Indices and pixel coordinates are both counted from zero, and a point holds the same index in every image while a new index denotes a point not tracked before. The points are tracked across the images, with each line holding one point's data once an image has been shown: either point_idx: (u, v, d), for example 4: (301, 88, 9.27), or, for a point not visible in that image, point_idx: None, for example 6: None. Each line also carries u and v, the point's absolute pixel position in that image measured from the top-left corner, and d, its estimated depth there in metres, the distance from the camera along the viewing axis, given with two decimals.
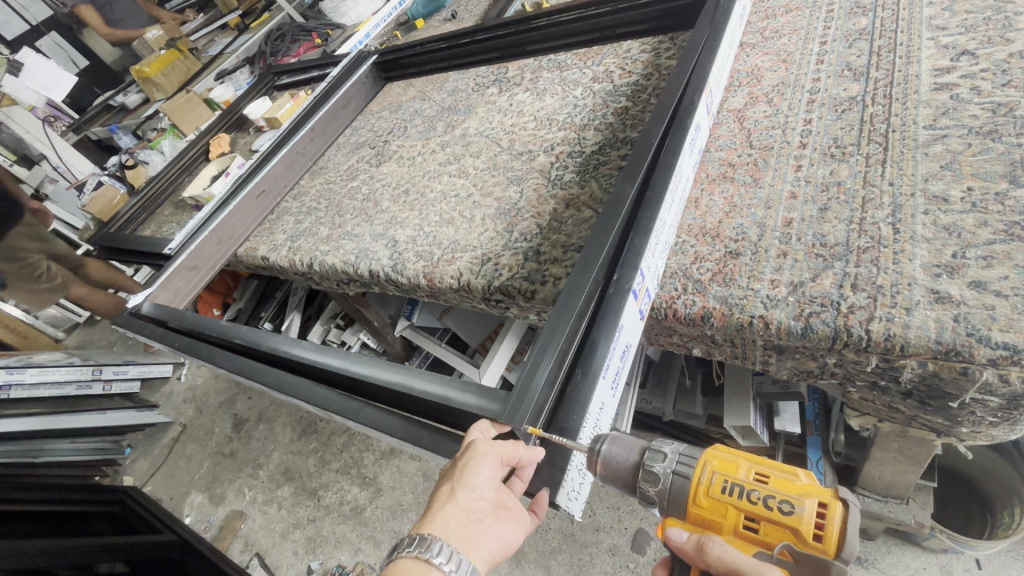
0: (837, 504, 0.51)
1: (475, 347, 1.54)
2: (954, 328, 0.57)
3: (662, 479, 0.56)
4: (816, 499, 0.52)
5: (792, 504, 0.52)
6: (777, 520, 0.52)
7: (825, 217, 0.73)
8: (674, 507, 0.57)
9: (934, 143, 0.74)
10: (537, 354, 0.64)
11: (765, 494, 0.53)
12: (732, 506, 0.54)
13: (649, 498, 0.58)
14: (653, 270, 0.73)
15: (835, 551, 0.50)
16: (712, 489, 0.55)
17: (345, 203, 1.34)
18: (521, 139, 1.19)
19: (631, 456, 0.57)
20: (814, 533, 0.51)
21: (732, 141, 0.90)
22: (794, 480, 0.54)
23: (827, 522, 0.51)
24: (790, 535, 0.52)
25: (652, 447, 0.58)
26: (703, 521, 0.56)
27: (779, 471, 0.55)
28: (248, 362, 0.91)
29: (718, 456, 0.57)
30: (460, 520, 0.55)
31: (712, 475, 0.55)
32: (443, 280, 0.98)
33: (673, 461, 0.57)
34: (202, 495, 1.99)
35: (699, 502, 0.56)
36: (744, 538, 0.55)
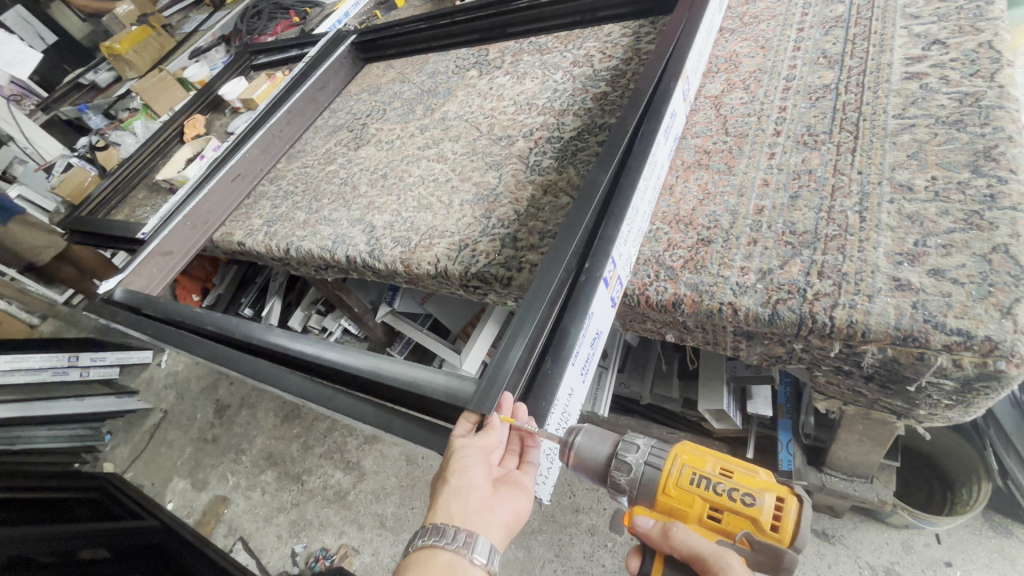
0: (792, 498, 0.53)
1: (457, 333, 1.55)
2: (912, 314, 0.59)
3: (634, 469, 0.56)
4: (775, 493, 0.54)
5: (753, 497, 0.54)
6: (739, 511, 0.53)
7: (795, 205, 0.74)
8: (642, 498, 0.58)
9: (902, 132, 0.75)
10: (508, 341, 0.64)
11: (729, 486, 0.54)
12: (699, 497, 0.55)
13: (619, 487, 0.57)
14: (625, 257, 0.73)
15: (789, 540, 0.53)
16: (682, 481, 0.55)
17: (323, 187, 1.32)
18: (500, 123, 1.17)
19: (604, 448, 0.58)
20: (771, 524, 0.53)
21: (708, 128, 0.91)
22: (756, 475, 0.56)
23: (783, 514, 0.53)
24: (751, 525, 0.53)
25: (625, 439, 0.58)
26: (670, 510, 0.57)
27: (742, 467, 0.57)
28: (220, 349, 0.91)
29: (687, 449, 0.58)
30: (459, 502, 0.53)
31: (681, 467, 0.56)
32: (420, 266, 0.98)
33: (645, 453, 0.57)
34: (184, 481, 1.99)
35: (668, 492, 0.56)
36: (708, 528, 0.56)
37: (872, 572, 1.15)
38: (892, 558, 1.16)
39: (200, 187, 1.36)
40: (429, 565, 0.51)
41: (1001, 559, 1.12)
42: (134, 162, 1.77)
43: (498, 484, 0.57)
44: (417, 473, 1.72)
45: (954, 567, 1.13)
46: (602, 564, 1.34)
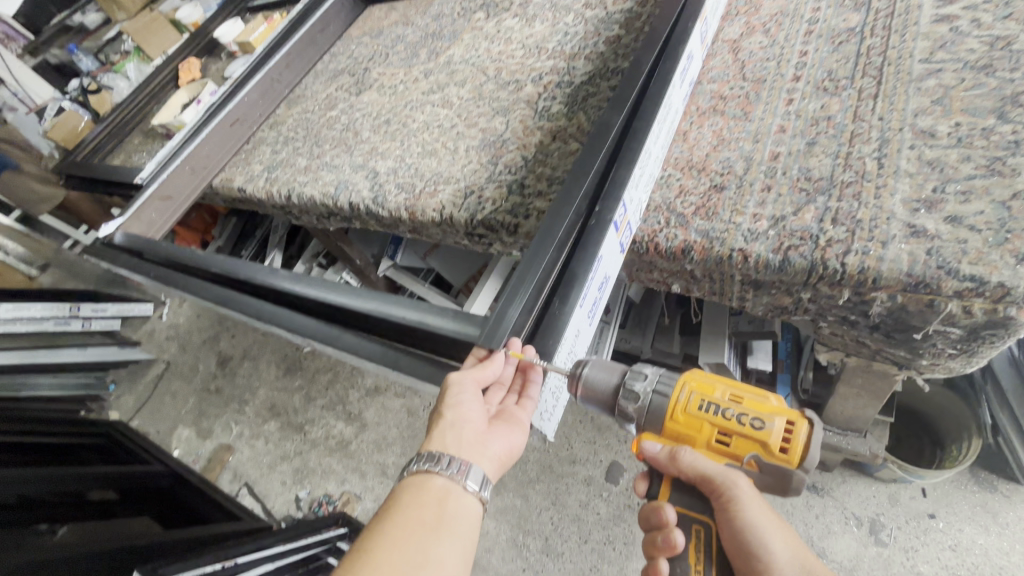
0: (803, 422, 0.54)
1: (460, 288, 1.52)
2: (926, 261, 0.58)
3: (642, 397, 0.57)
4: (785, 417, 0.55)
5: (763, 421, 0.55)
6: (748, 434, 0.55)
7: (812, 151, 0.72)
8: (650, 424, 0.59)
9: (927, 77, 0.72)
10: (515, 283, 0.64)
11: (738, 411, 0.56)
12: (707, 423, 0.57)
13: (627, 416, 0.58)
14: (636, 202, 0.72)
15: (798, 461, 0.54)
16: (690, 406, 0.57)
17: (324, 133, 1.29)
18: (508, 68, 1.13)
19: (612, 377, 0.58)
20: (781, 446, 0.54)
21: (724, 73, 0.87)
22: (765, 401, 0.56)
23: (793, 437, 0.54)
24: (760, 448, 0.55)
25: (633, 369, 0.59)
26: (678, 436, 0.59)
27: (752, 394, 0.57)
28: (222, 291, 0.91)
29: (696, 378, 0.59)
30: (454, 433, 0.55)
31: (690, 394, 0.57)
32: (425, 213, 0.97)
33: (653, 381, 0.58)
34: (189, 429, 2.03)
35: (676, 418, 0.57)
36: (716, 452, 0.58)
37: (858, 522, 1.19)
38: (878, 509, 1.19)
39: (197, 131, 1.32)
40: (423, 489, 0.53)
41: (983, 512, 1.16)
42: (129, 107, 1.71)
43: (494, 419, 0.58)
44: (418, 424, 1.75)
45: (937, 518, 1.17)
46: (597, 512, 1.38)
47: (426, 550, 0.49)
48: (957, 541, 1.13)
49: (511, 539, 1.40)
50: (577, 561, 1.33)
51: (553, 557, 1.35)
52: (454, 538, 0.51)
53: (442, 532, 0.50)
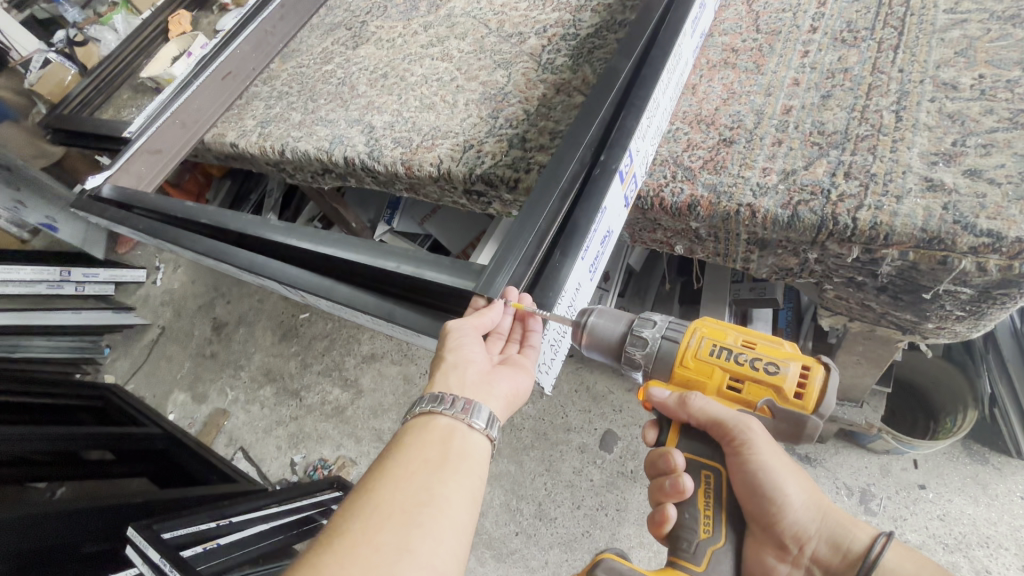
0: (819, 367, 0.55)
1: (456, 254, 1.47)
2: (941, 216, 0.56)
3: (650, 342, 0.57)
4: (800, 363, 0.55)
5: (777, 366, 0.55)
6: (762, 379, 0.55)
7: (826, 104, 0.69)
8: (658, 371, 0.59)
9: (951, 28, 0.69)
10: (515, 233, 0.62)
11: (751, 356, 0.56)
12: (719, 368, 0.57)
13: (634, 363, 0.58)
14: (642, 155, 0.69)
15: (813, 406, 0.54)
16: (700, 352, 0.57)
17: (319, 87, 1.24)
18: (511, 20, 1.08)
19: (618, 327, 0.58)
20: (796, 391, 0.55)
21: (737, 25, 0.83)
22: (779, 347, 0.56)
23: (808, 382, 0.54)
24: (773, 393, 0.55)
25: (641, 317, 0.59)
26: (688, 383, 0.59)
27: (766, 340, 0.57)
28: (213, 244, 0.89)
29: (706, 325, 0.59)
30: (457, 374, 0.53)
31: (700, 340, 0.57)
32: (422, 168, 0.93)
33: (662, 328, 0.58)
34: (184, 393, 2.02)
35: (686, 364, 0.58)
36: (727, 399, 0.59)
37: (849, 491, 1.20)
38: (869, 480, 1.20)
39: (187, 85, 1.27)
40: (427, 430, 0.51)
41: (974, 484, 1.16)
42: (115, 59, 1.64)
43: (498, 364, 0.57)
44: (413, 391, 1.75)
45: (927, 489, 1.17)
46: (590, 479, 1.39)
47: (430, 488, 0.47)
48: (946, 511, 1.14)
49: (504, 504, 1.41)
50: (569, 526, 1.34)
51: (546, 522, 1.36)
52: (460, 476, 0.48)
53: (447, 469, 0.48)
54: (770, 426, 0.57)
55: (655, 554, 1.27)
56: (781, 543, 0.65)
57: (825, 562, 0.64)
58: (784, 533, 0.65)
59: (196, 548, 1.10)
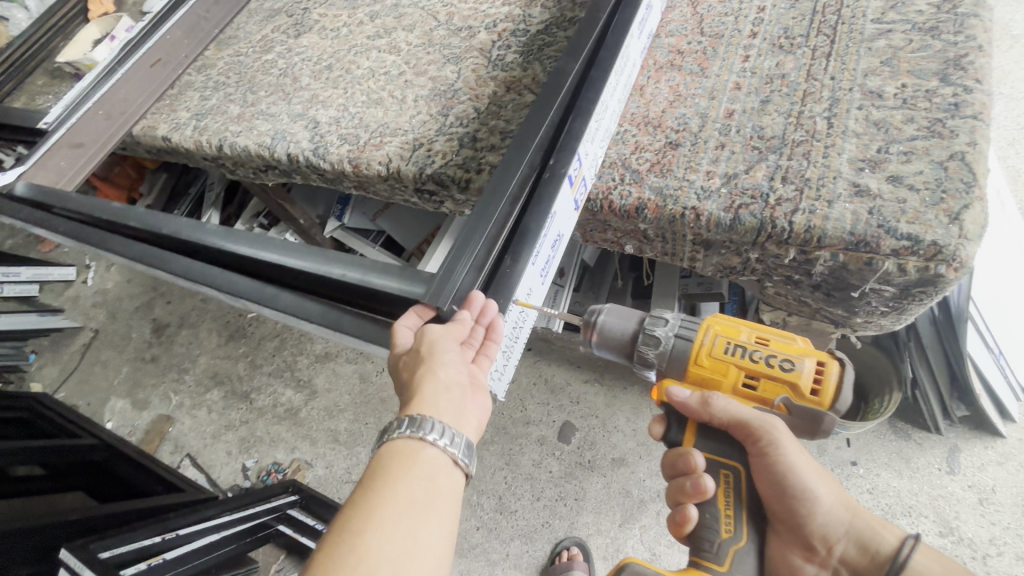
0: (834, 362, 0.59)
1: (411, 251, 1.44)
2: (867, 220, 0.60)
3: (662, 342, 0.62)
4: (815, 360, 0.59)
5: (793, 363, 0.59)
6: (777, 376, 0.60)
7: (765, 109, 0.71)
8: (673, 369, 0.64)
9: (878, 38, 0.72)
10: (464, 239, 0.60)
11: (766, 354, 0.60)
12: (733, 365, 0.62)
13: (647, 361, 0.64)
14: (591, 157, 0.70)
15: (830, 403, 0.59)
16: (715, 350, 0.62)
17: (259, 78, 1.18)
18: (460, 13, 1.06)
19: (628, 326, 0.64)
20: (811, 388, 0.59)
21: (683, 27, 0.84)
22: (792, 343, 0.61)
23: (824, 379, 0.59)
24: (789, 390, 0.60)
25: (653, 316, 0.64)
26: (703, 381, 0.64)
27: (780, 336, 0.62)
28: (145, 249, 0.83)
29: (719, 322, 0.63)
30: (448, 397, 0.49)
31: (715, 337, 0.62)
32: (370, 166, 0.91)
33: (674, 327, 0.63)
34: (123, 400, 1.90)
35: (700, 363, 0.62)
36: (743, 395, 0.64)
37: None
38: None
39: (112, 71, 1.16)
40: (411, 463, 0.47)
41: (898, 459, 1.26)
42: (27, 41, 1.49)
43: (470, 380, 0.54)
44: (370, 390, 1.72)
45: (858, 465, 1.26)
46: (549, 471, 1.41)
47: (415, 536, 0.44)
48: (874, 485, 1.23)
49: (464, 500, 1.41)
50: (529, 517, 1.36)
51: (506, 515, 1.37)
52: (441, 519, 0.46)
53: (432, 514, 0.46)
54: (788, 422, 0.62)
55: (612, 540, 1.31)
56: (808, 545, 0.67)
57: (855, 565, 0.67)
58: (813, 536, 0.67)
59: (139, 565, 1.04)
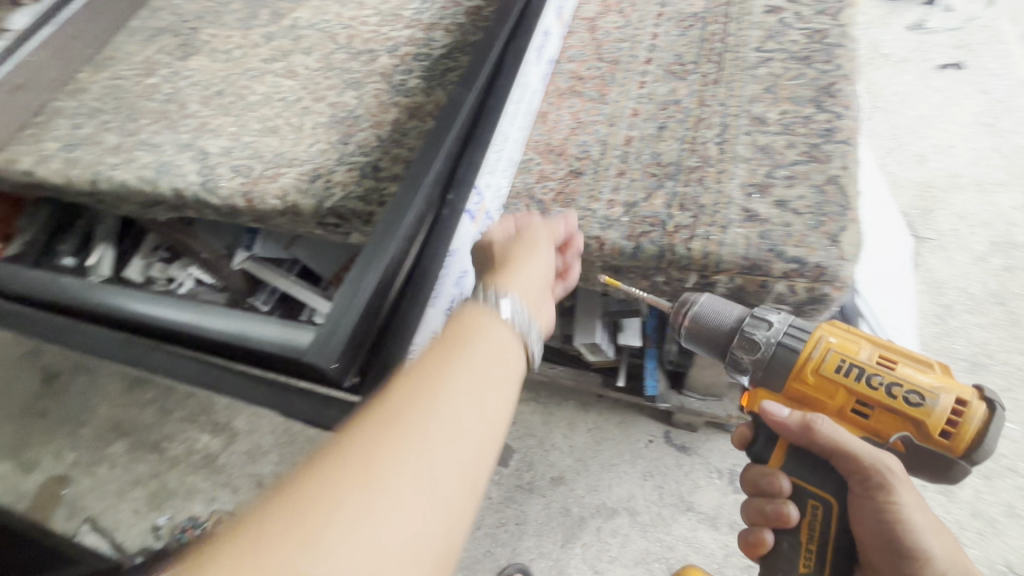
0: (976, 404, 0.54)
1: (329, 279, 1.35)
2: (758, 244, 0.62)
3: (761, 347, 0.59)
4: (955, 397, 0.55)
5: (924, 398, 0.54)
6: (899, 409, 0.55)
7: (662, 135, 0.73)
8: (770, 376, 0.60)
9: (760, 66, 0.76)
10: (354, 285, 0.55)
11: (891, 382, 0.55)
12: (845, 387, 0.57)
13: (741, 365, 0.61)
14: (492, 189, 0.68)
15: (962, 450, 0.54)
16: (824, 366, 0.57)
17: (140, 104, 1.07)
18: (361, 35, 1.01)
19: (727, 322, 0.62)
20: (943, 428, 0.54)
21: (582, 53, 0.85)
22: (930, 372, 0.56)
23: (962, 421, 0.54)
24: (912, 428, 0.55)
25: (755, 318, 0.60)
26: (806, 397, 0.60)
27: (909, 360, 0.57)
28: (12, 307, 0.76)
29: (835, 332, 0.59)
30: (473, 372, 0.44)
31: (827, 352, 0.57)
32: (264, 201, 0.84)
33: (778, 331, 0.59)
34: (5, 463, 1.67)
35: (806, 377, 0.58)
36: (851, 423, 0.59)
37: (719, 474, 1.31)
38: (735, 461, 1.32)
39: None
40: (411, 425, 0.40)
41: None
42: None
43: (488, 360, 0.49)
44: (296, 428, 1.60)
45: None
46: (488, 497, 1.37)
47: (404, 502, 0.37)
48: None
49: None
50: (470, 548, 1.32)
51: None
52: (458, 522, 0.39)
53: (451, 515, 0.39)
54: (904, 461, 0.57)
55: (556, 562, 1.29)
56: None
57: None
58: None
59: None
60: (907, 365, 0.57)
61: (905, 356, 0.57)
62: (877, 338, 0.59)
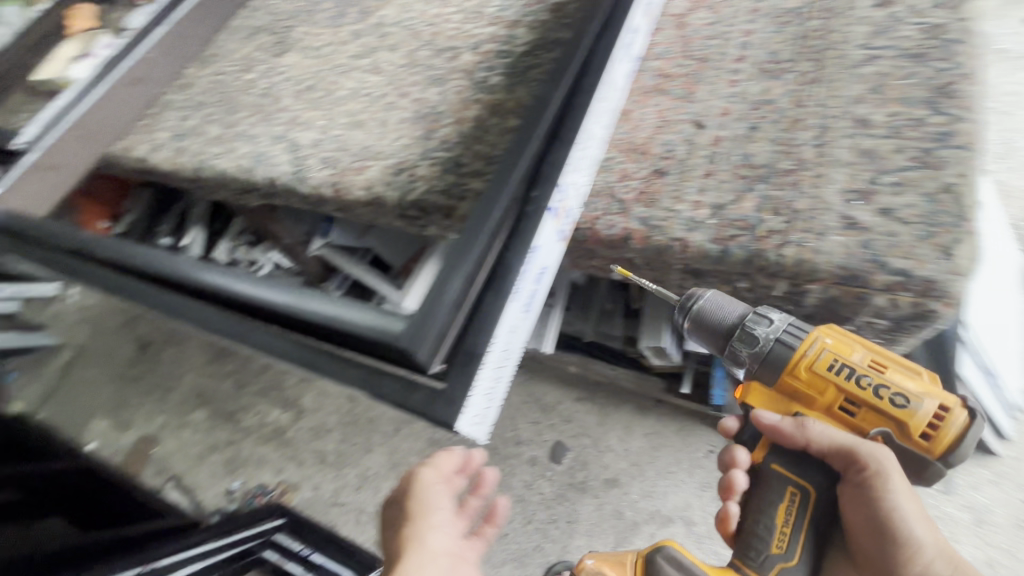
0: (958, 412, 0.59)
1: (398, 269, 1.41)
2: (859, 254, 0.58)
3: (760, 343, 0.64)
4: (940, 404, 0.59)
5: (909, 402, 0.60)
6: (886, 410, 0.61)
7: (753, 136, 0.70)
8: (764, 370, 0.66)
9: (866, 63, 0.71)
10: (443, 278, 0.58)
11: (881, 384, 0.61)
12: (835, 384, 0.63)
13: (738, 358, 0.66)
14: (576, 186, 0.67)
15: (939, 453, 0.60)
16: (819, 364, 0.63)
17: (239, 98, 1.16)
18: (445, 33, 1.04)
19: (729, 318, 0.66)
20: (923, 431, 0.60)
21: (669, 50, 0.83)
22: (919, 378, 0.61)
23: (943, 427, 0.59)
24: (892, 426, 0.61)
25: (756, 316, 0.65)
26: (801, 391, 0.65)
27: (905, 368, 0.62)
28: (118, 277, 0.82)
29: (836, 337, 0.64)
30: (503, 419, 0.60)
31: (822, 352, 0.63)
32: (352, 191, 0.88)
33: (777, 331, 0.64)
34: (106, 420, 1.85)
35: (799, 373, 0.64)
36: (838, 418, 0.65)
37: None
38: None
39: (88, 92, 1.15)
40: None
41: None
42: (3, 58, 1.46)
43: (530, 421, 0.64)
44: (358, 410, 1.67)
45: None
46: (541, 492, 1.38)
47: None
48: None
49: None
50: (521, 540, 1.33)
51: (497, 538, 1.34)
52: None
53: None
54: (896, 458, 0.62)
55: None
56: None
57: None
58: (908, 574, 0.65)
59: None
60: (900, 372, 0.61)
61: (899, 365, 0.62)
62: (875, 346, 0.63)
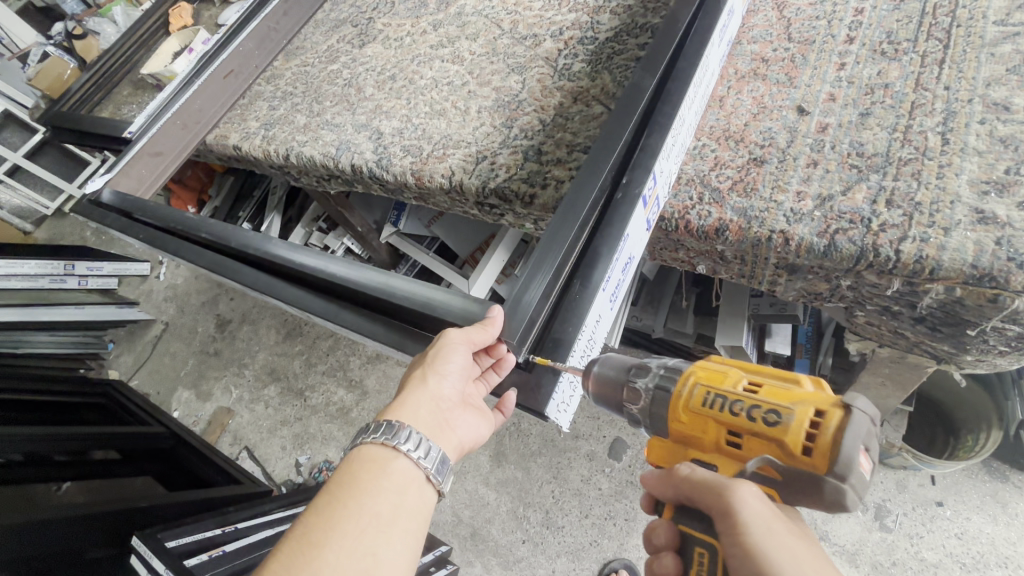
0: (834, 412, 0.46)
1: (463, 259, 1.41)
2: (994, 252, 0.53)
3: (644, 395, 0.55)
4: (811, 408, 0.47)
5: (779, 414, 0.48)
6: (760, 431, 0.48)
7: (866, 123, 0.65)
8: (658, 424, 0.56)
9: (1003, 42, 0.65)
10: (531, 268, 0.58)
11: (749, 404, 0.49)
12: (713, 419, 0.51)
13: (634, 417, 0.57)
14: (666, 175, 0.65)
15: (829, 464, 0.45)
16: (692, 402, 0.52)
17: (325, 88, 1.20)
18: (525, 20, 1.03)
19: (615, 374, 0.57)
20: (804, 444, 0.47)
21: (767, 32, 0.78)
22: (793, 389, 0.49)
23: (820, 431, 0.46)
24: (775, 448, 0.48)
25: (639, 365, 0.57)
26: (687, 436, 0.54)
27: (776, 382, 0.51)
28: (216, 258, 0.87)
29: (705, 369, 0.54)
30: (431, 401, 0.52)
31: (694, 387, 0.53)
32: (432, 179, 0.90)
33: (656, 377, 0.55)
34: (188, 391, 1.98)
35: (679, 418, 0.53)
36: (730, 457, 0.52)
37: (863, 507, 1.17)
38: (884, 496, 1.17)
39: (188, 82, 1.22)
40: (383, 474, 0.49)
41: (992, 502, 1.14)
42: (115, 53, 1.57)
43: (467, 402, 0.57)
44: None
45: (944, 507, 1.15)
46: (598, 488, 1.35)
47: (376, 553, 0.45)
48: (963, 530, 1.12)
49: (511, 511, 1.38)
50: (577, 535, 1.32)
51: (553, 530, 1.33)
52: (406, 537, 0.47)
53: (393, 531, 0.47)
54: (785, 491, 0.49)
55: None
56: None
57: None
58: None
59: (200, 557, 1.01)
60: (774, 389, 0.51)
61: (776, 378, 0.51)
62: (755, 366, 0.53)
